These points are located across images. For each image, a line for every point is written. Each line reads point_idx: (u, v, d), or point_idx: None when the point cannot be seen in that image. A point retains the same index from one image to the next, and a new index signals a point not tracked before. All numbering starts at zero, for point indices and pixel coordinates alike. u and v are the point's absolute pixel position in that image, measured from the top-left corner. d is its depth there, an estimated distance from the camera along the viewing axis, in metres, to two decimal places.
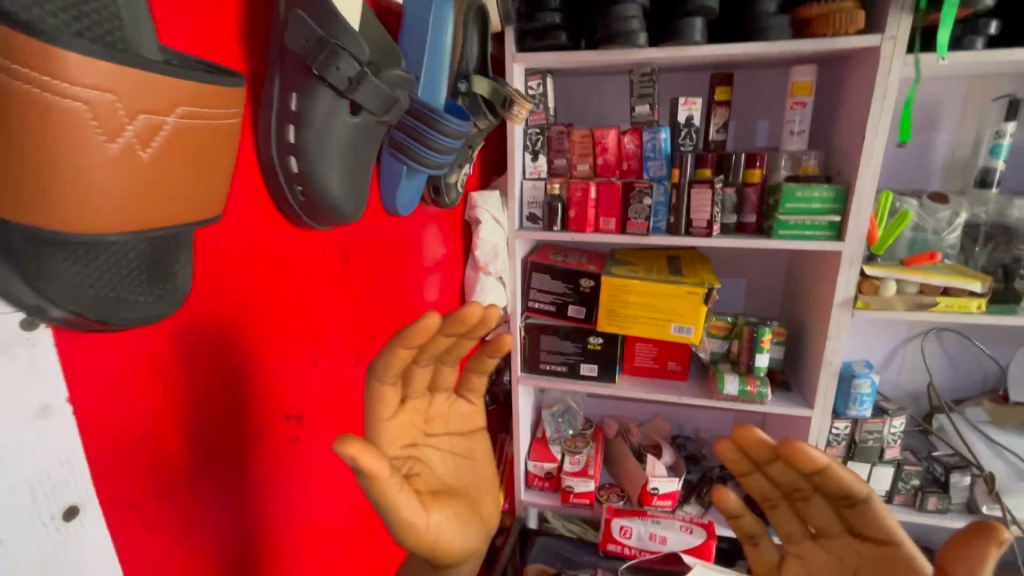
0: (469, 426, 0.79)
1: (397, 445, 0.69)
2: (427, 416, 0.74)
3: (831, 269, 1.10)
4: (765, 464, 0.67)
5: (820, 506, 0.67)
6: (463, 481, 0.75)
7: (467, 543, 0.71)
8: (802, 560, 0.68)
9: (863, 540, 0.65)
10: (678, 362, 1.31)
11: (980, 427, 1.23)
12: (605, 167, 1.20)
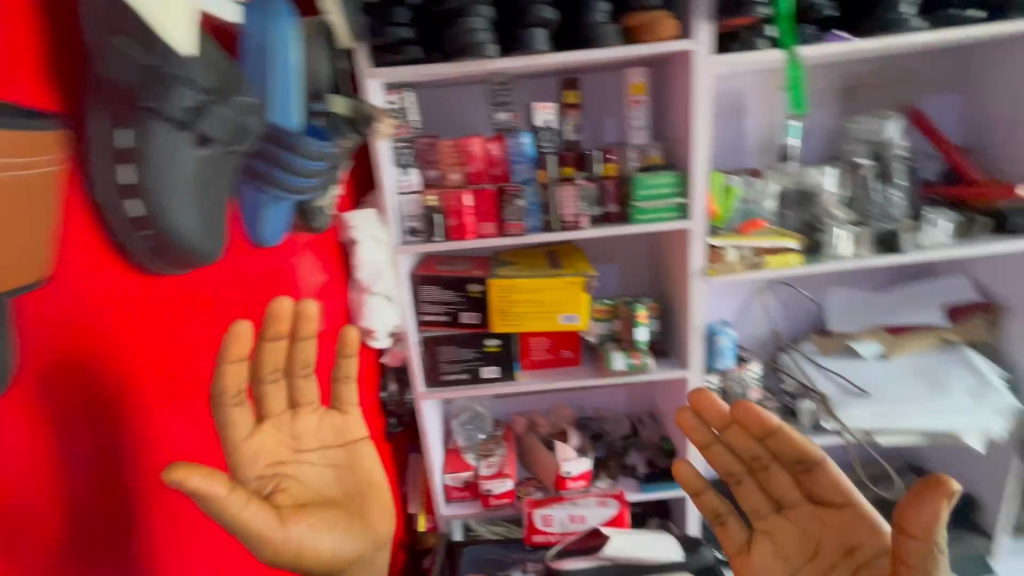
0: (347, 436, 0.79)
1: (261, 464, 0.69)
2: (293, 430, 0.74)
3: (684, 243, 1.24)
4: (726, 436, 0.82)
5: (779, 476, 0.80)
6: (341, 490, 0.77)
7: (340, 546, 0.73)
8: (769, 532, 0.80)
9: (821, 505, 0.76)
10: (571, 349, 1.38)
11: (815, 359, 1.49)
12: (477, 176, 1.22)
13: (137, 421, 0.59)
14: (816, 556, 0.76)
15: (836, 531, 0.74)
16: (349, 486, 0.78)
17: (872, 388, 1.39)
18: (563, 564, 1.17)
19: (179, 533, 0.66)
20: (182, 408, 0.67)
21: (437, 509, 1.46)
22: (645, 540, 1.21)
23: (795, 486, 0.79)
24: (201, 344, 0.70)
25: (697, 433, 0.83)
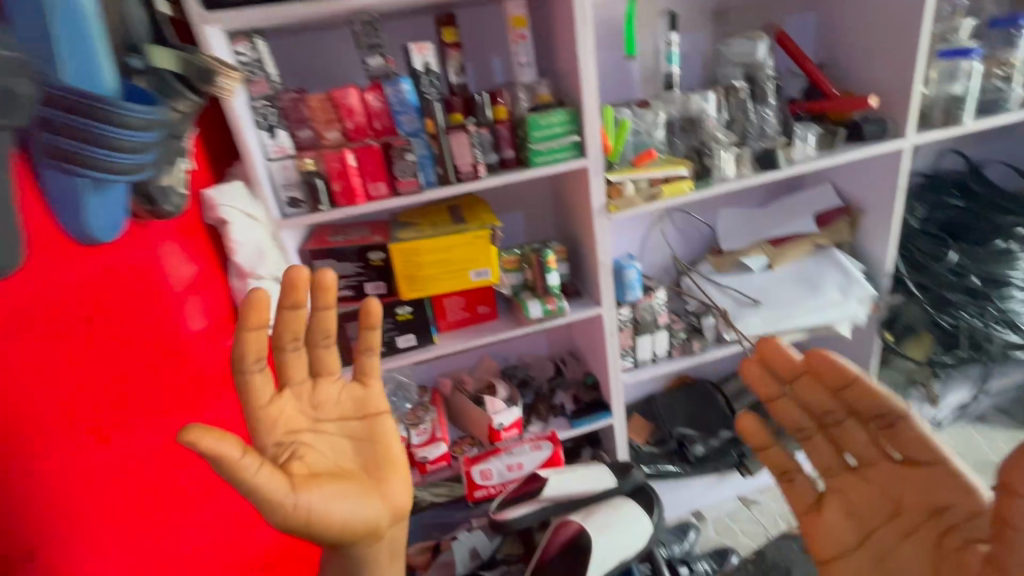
0: (369, 410, 0.82)
1: (280, 432, 0.75)
2: (312, 398, 0.79)
3: (584, 183, 1.23)
4: (793, 386, 0.75)
5: (855, 431, 0.72)
6: (359, 462, 0.78)
7: (353, 515, 0.73)
8: (842, 492, 0.72)
9: (905, 463, 0.68)
10: (487, 304, 1.36)
11: (713, 280, 1.59)
12: (359, 132, 1.11)
13: (65, 447, 0.60)
14: (898, 519, 0.68)
15: (924, 494, 0.66)
16: (368, 460, 0.79)
17: (762, 297, 1.50)
18: (505, 514, 1.20)
19: (142, 541, 0.69)
20: (134, 428, 0.70)
21: None
22: (581, 475, 1.26)
23: (875, 443, 0.71)
24: (144, 368, 0.73)
25: (761, 382, 0.77)
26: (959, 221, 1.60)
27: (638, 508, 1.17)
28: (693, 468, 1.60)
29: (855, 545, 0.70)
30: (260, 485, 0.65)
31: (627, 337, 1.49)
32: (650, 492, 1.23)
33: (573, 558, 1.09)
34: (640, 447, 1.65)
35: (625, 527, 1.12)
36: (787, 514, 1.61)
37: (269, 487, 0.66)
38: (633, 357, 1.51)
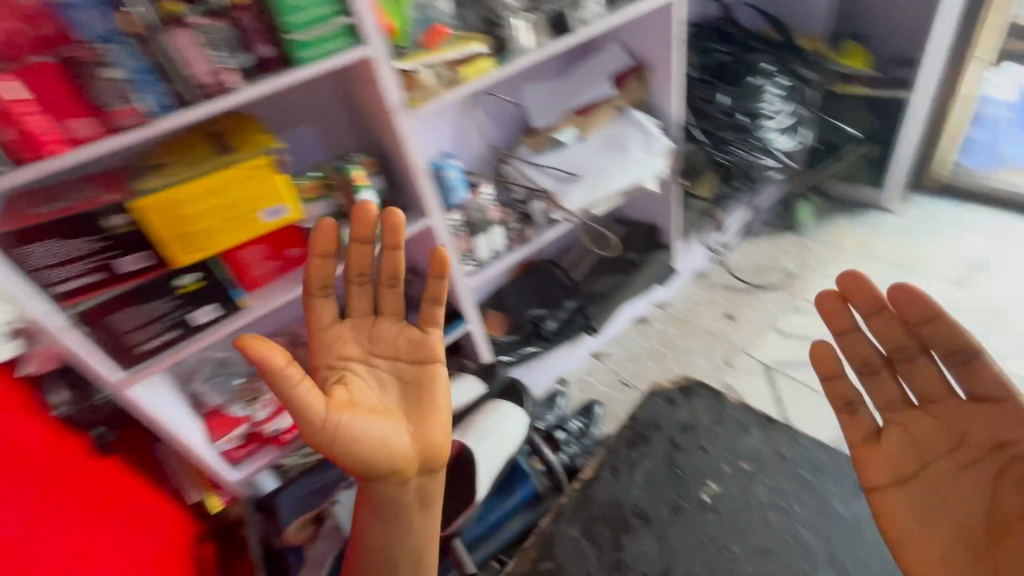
0: (423, 358, 0.89)
1: (334, 357, 0.88)
2: (371, 334, 0.91)
3: (371, 77, 1.03)
4: (868, 321, 0.75)
5: (926, 368, 0.72)
6: (395, 402, 0.87)
7: (378, 449, 0.81)
8: (903, 426, 0.71)
9: (973, 400, 0.68)
10: (298, 246, 1.11)
11: (529, 159, 1.56)
12: (6, 44, 0.74)
13: None
14: (957, 451, 0.67)
15: (997, 433, 0.65)
16: (409, 401, 0.87)
17: (579, 170, 1.52)
18: None
19: None
20: None
21: (226, 479, 1.19)
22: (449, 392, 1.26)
23: (944, 382, 0.71)
24: None
25: (836, 315, 0.76)
26: (725, 66, 1.76)
27: (507, 404, 1.19)
28: (552, 343, 1.65)
29: (908, 475, 0.68)
30: (299, 398, 0.77)
31: (462, 241, 1.39)
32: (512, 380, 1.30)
33: (455, 469, 1.06)
34: (500, 339, 1.64)
35: (501, 428, 1.14)
36: (631, 356, 1.83)
37: (309, 401, 0.78)
38: (474, 260, 1.44)
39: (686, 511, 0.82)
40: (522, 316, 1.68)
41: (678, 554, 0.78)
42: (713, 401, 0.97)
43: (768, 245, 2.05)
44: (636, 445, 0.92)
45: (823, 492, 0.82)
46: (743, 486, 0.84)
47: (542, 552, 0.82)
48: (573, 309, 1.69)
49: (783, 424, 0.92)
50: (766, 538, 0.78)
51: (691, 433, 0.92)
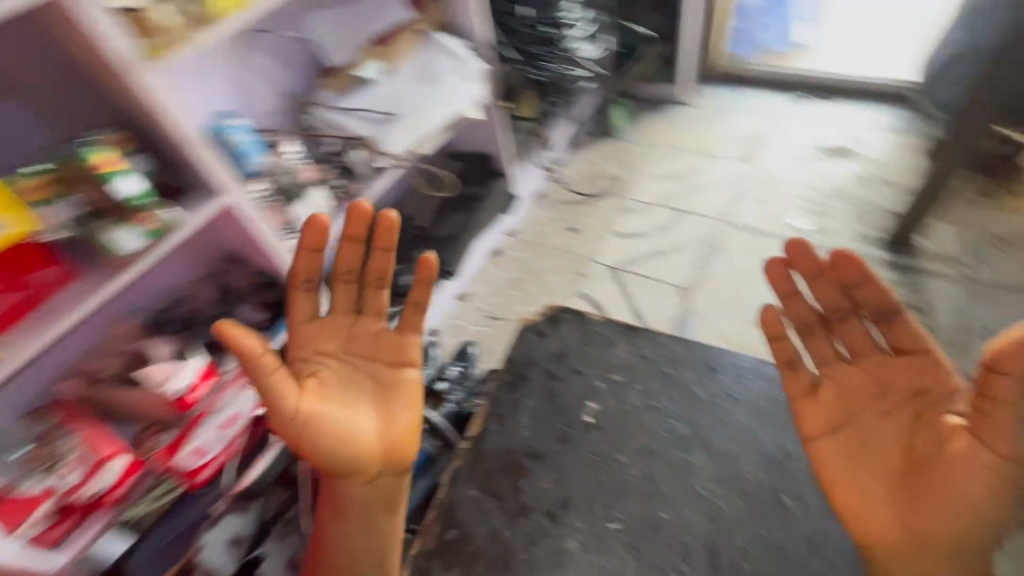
0: (398, 359, 0.83)
1: (309, 352, 0.82)
2: (349, 333, 0.84)
3: (74, 22, 0.75)
4: (810, 286, 0.76)
5: (858, 328, 0.75)
6: (364, 401, 0.81)
7: (342, 446, 0.76)
8: (836, 381, 0.74)
9: (896, 355, 0.71)
10: (48, 267, 0.85)
11: (336, 104, 1.35)
12: None
13: None
14: (884, 398, 0.71)
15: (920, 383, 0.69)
16: (379, 400, 0.81)
17: (394, 109, 1.37)
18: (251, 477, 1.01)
19: None
20: None
21: (50, 569, 0.88)
22: None
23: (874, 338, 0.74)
24: None
25: (781, 283, 0.77)
26: None
27: None
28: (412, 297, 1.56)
29: (840, 423, 0.72)
30: (271, 384, 0.74)
31: (277, 215, 1.17)
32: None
33: None
34: None
35: None
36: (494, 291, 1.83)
37: (282, 390, 0.75)
38: (296, 232, 1.21)
39: (573, 437, 0.85)
40: None
41: (572, 479, 0.81)
42: (579, 324, 0.99)
43: (595, 154, 2.12)
44: (517, 387, 0.92)
45: (681, 381, 0.90)
46: (618, 396, 0.89)
47: (446, 523, 0.80)
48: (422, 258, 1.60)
49: (641, 329, 0.97)
50: (643, 437, 0.84)
51: (566, 360, 0.94)
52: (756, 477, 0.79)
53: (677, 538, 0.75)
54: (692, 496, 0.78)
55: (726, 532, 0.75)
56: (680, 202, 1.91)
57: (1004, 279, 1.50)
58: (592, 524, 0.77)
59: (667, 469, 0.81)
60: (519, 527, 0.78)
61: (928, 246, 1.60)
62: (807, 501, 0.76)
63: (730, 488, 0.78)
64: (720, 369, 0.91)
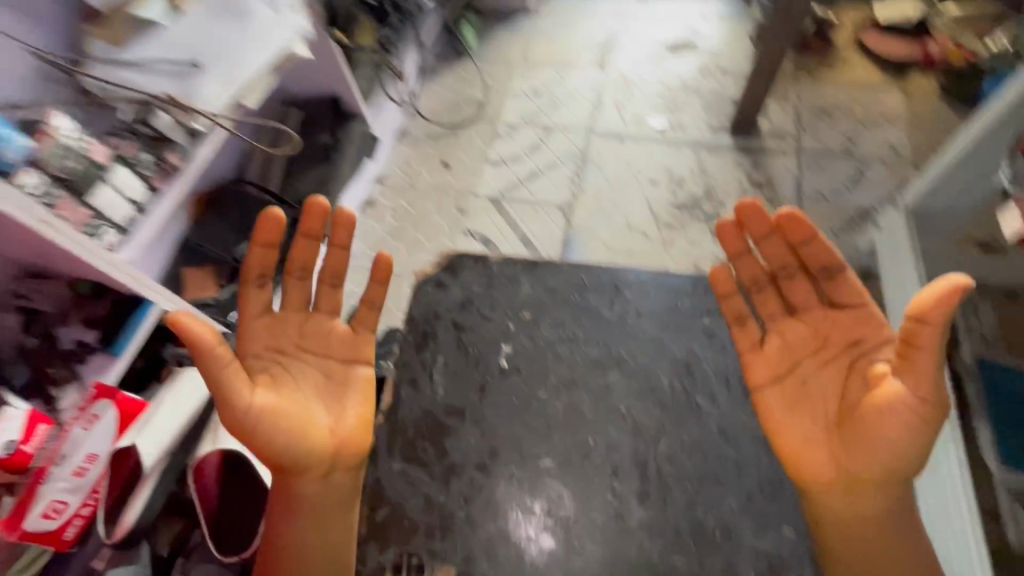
0: (353, 353, 0.73)
1: (263, 347, 0.69)
2: (301, 329, 0.71)
3: None
4: (762, 244, 0.71)
5: (803, 283, 0.70)
6: (317, 396, 0.69)
7: (298, 440, 0.65)
8: (781, 334, 0.69)
9: (834, 308, 0.68)
10: None
11: (115, 59, 1.01)
12: None
13: None
14: (824, 349, 0.67)
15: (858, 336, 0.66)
16: (335, 393, 0.70)
17: (198, 55, 1.06)
18: (129, 520, 0.85)
19: None
20: None
21: None
22: (174, 395, 0.93)
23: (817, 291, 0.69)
24: None
25: (733, 242, 0.72)
26: None
27: None
28: None
29: (783, 373, 0.68)
30: (224, 377, 0.62)
31: (75, 210, 0.91)
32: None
33: (239, 475, 0.88)
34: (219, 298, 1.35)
35: None
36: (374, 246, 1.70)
37: (232, 384, 0.63)
38: (107, 222, 0.94)
39: (491, 385, 0.82)
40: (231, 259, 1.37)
41: (498, 427, 0.79)
42: (479, 267, 0.92)
43: (450, 79, 1.98)
44: (425, 346, 0.85)
45: (586, 305, 0.88)
46: (531, 334, 0.86)
47: (375, 503, 0.75)
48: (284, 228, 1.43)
49: (541, 261, 0.93)
50: (562, 369, 0.83)
51: (472, 308, 0.89)
52: (669, 383, 0.82)
53: (607, 459, 0.77)
54: (615, 416, 0.80)
55: (650, 442, 0.78)
56: (545, 119, 1.87)
57: (826, 145, 1.69)
58: (524, 467, 0.76)
59: (588, 396, 0.81)
60: (453, 489, 0.75)
61: (769, 125, 1.74)
62: (719, 399, 0.80)
63: (648, 399, 0.81)
64: (623, 288, 0.90)
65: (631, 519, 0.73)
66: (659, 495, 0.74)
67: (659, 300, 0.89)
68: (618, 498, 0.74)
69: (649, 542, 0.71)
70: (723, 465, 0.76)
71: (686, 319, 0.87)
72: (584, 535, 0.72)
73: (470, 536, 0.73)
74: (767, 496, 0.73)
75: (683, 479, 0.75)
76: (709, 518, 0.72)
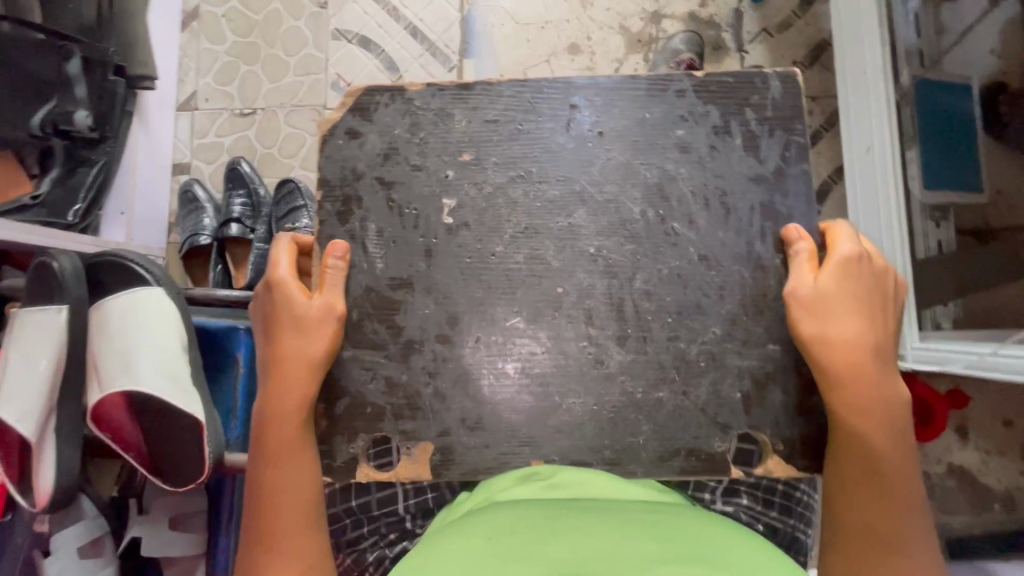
0: None
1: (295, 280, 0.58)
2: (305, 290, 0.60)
3: None
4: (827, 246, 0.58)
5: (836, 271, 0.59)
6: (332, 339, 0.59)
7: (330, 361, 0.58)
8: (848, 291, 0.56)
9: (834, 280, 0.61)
10: None
11: None
12: None
13: None
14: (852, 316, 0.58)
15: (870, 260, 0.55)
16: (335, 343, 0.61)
17: None
18: (49, 486, 0.72)
19: None
20: None
21: None
22: (19, 343, 0.73)
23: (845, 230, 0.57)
24: None
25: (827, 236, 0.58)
26: None
27: (122, 291, 0.77)
28: (111, 142, 1.11)
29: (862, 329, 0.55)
30: (288, 294, 0.56)
31: None
32: (52, 264, 0.75)
33: (147, 414, 0.75)
34: (40, 194, 1.03)
35: (142, 323, 0.74)
36: (225, 80, 1.31)
37: (301, 303, 0.56)
38: None
39: (438, 249, 0.60)
40: (27, 137, 1.01)
41: (453, 290, 0.60)
42: (396, 103, 0.62)
43: None
44: (350, 215, 0.61)
45: (535, 133, 0.61)
46: (476, 178, 0.61)
47: (331, 397, 0.59)
48: (82, 78, 1.04)
49: (475, 83, 0.62)
50: (518, 215, 0.61)
51: (397, 158, 0.62)
52: (642, 212, 0.60)
53: (580, 306, 0.60)
54: (583, 259, 0.60)
55: (624, 279, 0.60)
56: None
57: None
58: (489, 329, 0.60)
59: (552, 240, 0.60)
60: (416, 368, 0.60)
61: None
62: (698, 222, 0.60)
63: (618, 234, 0.60)
64: (581, 105, 0.62)
65: (611, 363, 0.59)
66: (639, 334, 0.59)
67: (620, 109, 0.62)
68: (595, 345, 0.59)
69: (632, 382, 0.59)
70: (706, 292, 0.59)
71: (656, 136, 0.61)
72: (564, 387, 0.59)
73: (441, 411, 0.59)
74: (764, 315, 0.59)
75: (662, 313, 0.59)
76: (692, 347, 0.59)
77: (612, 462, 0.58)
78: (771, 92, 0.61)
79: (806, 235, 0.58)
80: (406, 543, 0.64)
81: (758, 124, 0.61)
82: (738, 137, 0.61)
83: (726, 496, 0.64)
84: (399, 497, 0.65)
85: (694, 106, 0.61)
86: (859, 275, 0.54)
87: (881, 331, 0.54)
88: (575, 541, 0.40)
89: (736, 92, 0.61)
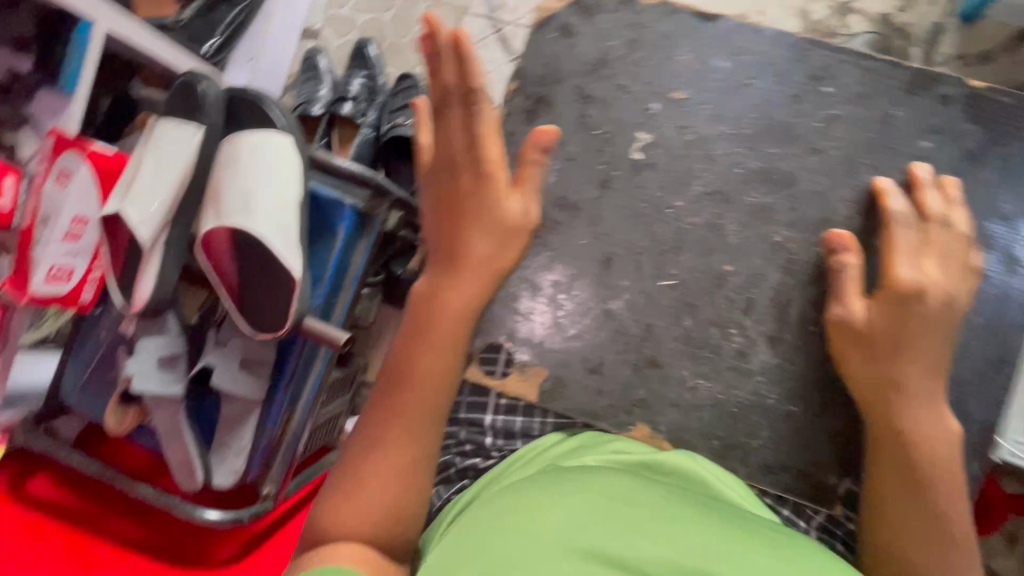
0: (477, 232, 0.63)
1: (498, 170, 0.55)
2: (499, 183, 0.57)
3: None
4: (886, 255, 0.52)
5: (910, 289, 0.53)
6: None
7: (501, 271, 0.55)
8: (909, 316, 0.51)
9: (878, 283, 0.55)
10: None
11: None
12: None
13: None
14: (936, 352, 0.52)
15: (935, 277, 0.50)
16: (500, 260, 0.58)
17: None
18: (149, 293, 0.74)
19: None
20: None
21: None
22: (154, 149, 0.75)
23: (903, 235, 0.53)
24: None
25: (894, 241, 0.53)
26: None
27: (252, 130, 0.77)
28: None
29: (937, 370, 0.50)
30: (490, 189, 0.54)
31: None
32: (196, 83, 0.76)
33: (248, 255, 0.75)
34: (181, 18, 1.01)
35: (267, 169, 0.74)
36: None
37: (499, 201, 0.54)
38: None
39: (618, 180, 0.60)
40: None
41: (614, 229, 0.60)
42: (622, 12, 0.63)
43: None
44: (538, 116, 0.63)
45: (753, 92, 0.60)
46: (681, 120, 0.61)
47: None
48: None
49: (715, 19, 0.61)
50: (709, 175, 0.59)
51: (607, 72, 0.62)
52: (848, 214, 0.58)
53: (742, 293, 0.58)
54: (762, 245, 0.58)
55: (799, 280, 0.57)
56: None
57: None
58: (643, 282, 0.59)
59: (736, 215, 0.59)
60: (560, 298, 0.60)
61: None
62: None
63: (806, 226, 0.58)
64: (823, 79, 0.60)
65: (753, 360, 0.57)
66: (796, 340, 0.57)
67: (866, 96, 0.60)
68: (744, 336, 0.58)
69: (767, 386, 0.57)
70: None
71: (895, 140, 0.59)
72: (692, 368, 0.58)
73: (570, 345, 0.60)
74: None
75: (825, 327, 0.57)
76: None
77: (718, 454, 0.57)
78: (1000, 119, 0.59)
79: (853, 247, 0.54)
80: (479, 459, 0.58)
81: (981, 143, 0.59)
82: (961, 158, 0.58)
83: (826, 529, 0.55)
84: (488, 407, 0.60)
85: (925, 110, 0.59)
86: (918, 310, 0.50)
87: (935, 359, 0.50)
88: (683, 527, 0.39)
89: (1004, 118, 0.59)
